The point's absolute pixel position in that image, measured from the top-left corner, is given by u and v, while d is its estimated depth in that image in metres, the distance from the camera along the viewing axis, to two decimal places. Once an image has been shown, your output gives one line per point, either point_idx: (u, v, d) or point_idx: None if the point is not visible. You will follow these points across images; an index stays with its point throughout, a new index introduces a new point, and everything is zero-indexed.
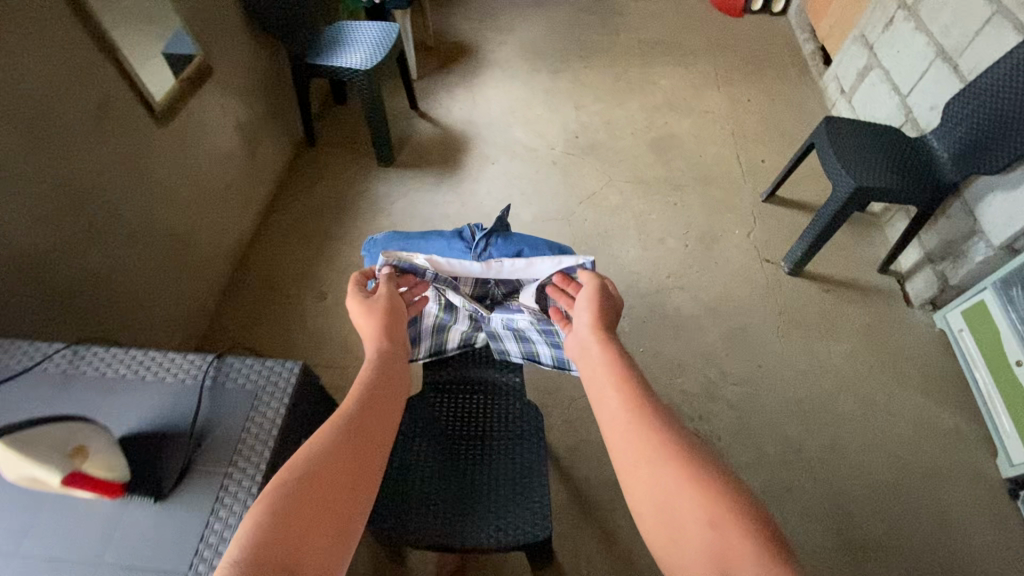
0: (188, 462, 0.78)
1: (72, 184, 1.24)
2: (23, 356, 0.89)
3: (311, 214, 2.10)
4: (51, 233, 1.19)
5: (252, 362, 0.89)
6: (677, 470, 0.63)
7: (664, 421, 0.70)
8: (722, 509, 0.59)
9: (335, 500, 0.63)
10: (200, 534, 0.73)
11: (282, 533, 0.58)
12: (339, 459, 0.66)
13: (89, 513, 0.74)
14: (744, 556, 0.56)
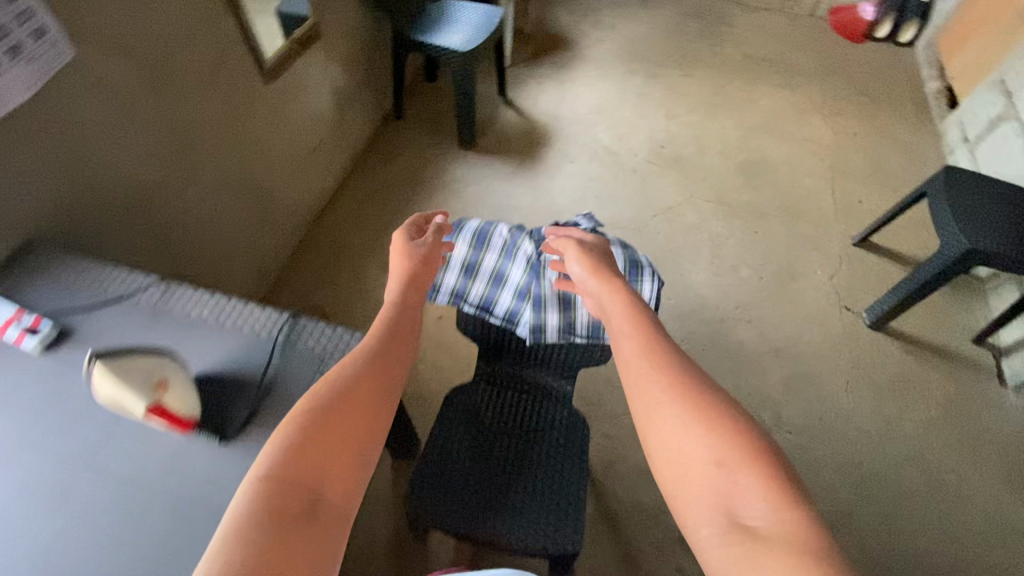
0: (253, 409, 0.81)
1: (182, 126, 1.31)
2: (122, 284, 0.96)
3: (387, 186, 2.14)
4: (159, 168, 1.27)
5: (325, 326, 0.92)
6: (687, 412, 0.65)
7: (680, 368, 0.71)
8: (734, 449, 0.61)
9: (351, 432, 0.64)
10: None
11: (299, 461, 0.59)
12: (359, 391, 0.67)
13: (156, 446, 0.78)
14: (746, 487, 0.58)
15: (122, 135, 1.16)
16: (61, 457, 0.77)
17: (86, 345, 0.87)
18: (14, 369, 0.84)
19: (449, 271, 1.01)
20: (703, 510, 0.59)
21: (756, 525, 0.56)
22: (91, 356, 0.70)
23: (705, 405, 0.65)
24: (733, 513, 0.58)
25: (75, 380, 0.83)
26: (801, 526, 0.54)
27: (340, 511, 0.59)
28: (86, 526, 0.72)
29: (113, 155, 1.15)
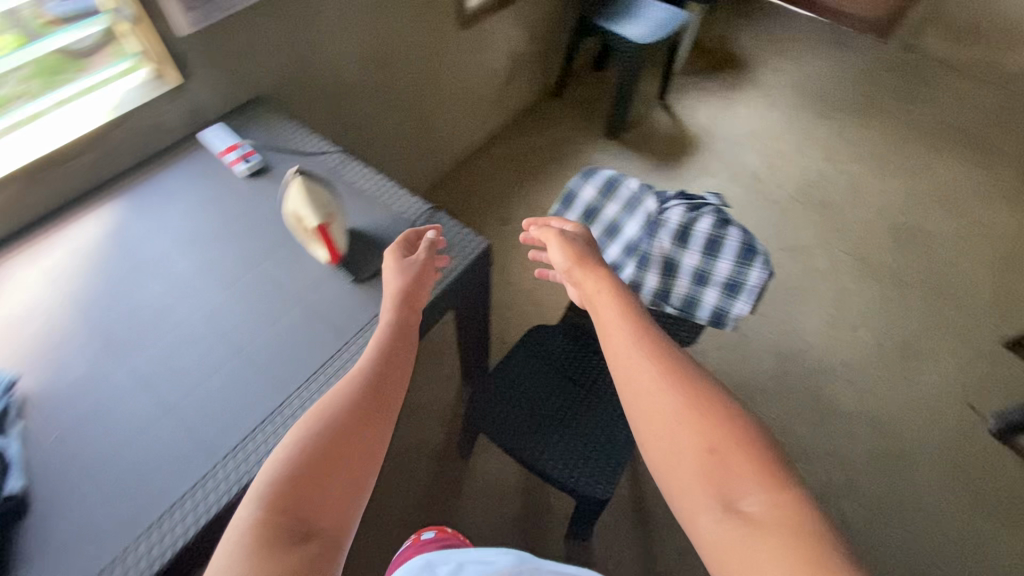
0: (383, 267, 0.97)
1: (387, 48, 1.51)
2: (312, 145, 1.16)
3: (528, 152, 2.27)
4: (360, 78, 1.48)
5: (455, 224, 1.06)
6: (683, 405, 0.64)
7: (668, 363, 0.68)
8: (727, 439, 0.60)
9: (349, 451, 0.64)
10: (366, 323, 0.91)
11: (292, 488, 0.59)
12: (343, 412, 0.67)
13: (307, 270, 0.96)
14: (742, 476, 0.58)
15: (343, 42, 1.37)
16: (241, 253, 0.98)
17: (277, 182, 1.08)
18: (225, 184, 1.08)
19: (572, 212, 1.07)
20: (695, 496, 0.58)
21: (753, 511, 0.55)
22: (292, 174, 0.91)
23: (705, 399, 0.64)
24: (729, 500, 0.57)
25: (264, 204, 1.05)
26: (796, 508, 0.55)
27: (336, 532, 0.58)
28: (245, 307, 0.92)
29: (332, 56, 1.36)
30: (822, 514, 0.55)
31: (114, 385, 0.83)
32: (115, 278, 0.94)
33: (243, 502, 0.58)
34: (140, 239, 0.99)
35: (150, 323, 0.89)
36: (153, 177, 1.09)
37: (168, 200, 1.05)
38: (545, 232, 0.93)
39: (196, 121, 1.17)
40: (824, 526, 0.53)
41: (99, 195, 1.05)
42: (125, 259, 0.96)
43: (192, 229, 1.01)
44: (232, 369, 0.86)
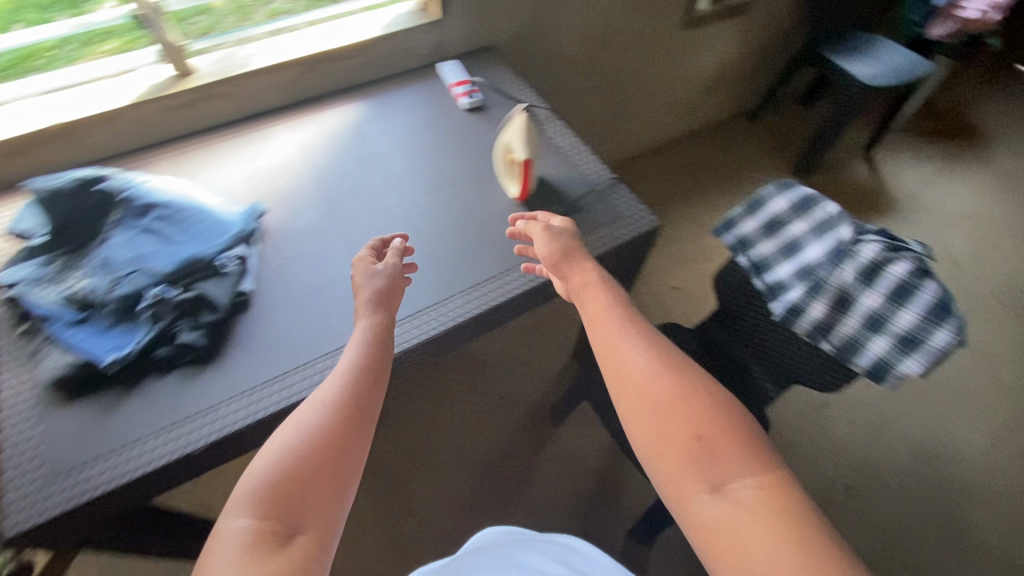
0: (557, 217, 1.04)
1: (610, 31, 1.57)
2: (526, 96, 1.27)
3: (709, 160, 2.15)
4: (577, 52, 1.57)
5: (633, 199, 1.07)
6: (670, 398, 0.63)
7: (654, 358, 0.68)
8: (713, 428, 0.61)
9: (340, 452, 0.62)
10: (530, 259, 0.99)
11: (275, 491, 0.57)
12: (324, 418, 0.64)
13: (495, 202, 1.07)
14: (727, 459, 0.59)
15: (576, 16, 1.46)
16: (445, 171, 1.12)
17: (489, 121, 1.21)
18: (447, 112, 1.23)
19: (753, 220, 1.07)
20: (685, 481, 0.59)
21: (749, 488, 0.57)
22: (519, 108, 0.96)
23: (692, 398, 0.63)
24: (715, 484, 0.58)
25: (474, 136, 1.18)
26: (776, 487, 0.57)
27: (319, 536, 0.57)
28: (438, 215, 1.06)
29: (562, 25, 1.46)
30: (802, 492, 0.57)
31: (327, 242, 1.01)
32: (348, 161, 1.13)
33: (222, 511, 0.56)
34: (373, 137, 1.17)
35: (364, 204, 1.07)
36: (394, 90, 1.27)
37: (401, 112, 1.23)
38: (528, 224, 0.92)
39: (438, 54, 1.33)
40: (806, 505, 0.55)
41: (352, 94, 1.26)
42: (359, 149, 1.15)
43: (414, 140, 1.17)
44: (414, 259, 1.00)
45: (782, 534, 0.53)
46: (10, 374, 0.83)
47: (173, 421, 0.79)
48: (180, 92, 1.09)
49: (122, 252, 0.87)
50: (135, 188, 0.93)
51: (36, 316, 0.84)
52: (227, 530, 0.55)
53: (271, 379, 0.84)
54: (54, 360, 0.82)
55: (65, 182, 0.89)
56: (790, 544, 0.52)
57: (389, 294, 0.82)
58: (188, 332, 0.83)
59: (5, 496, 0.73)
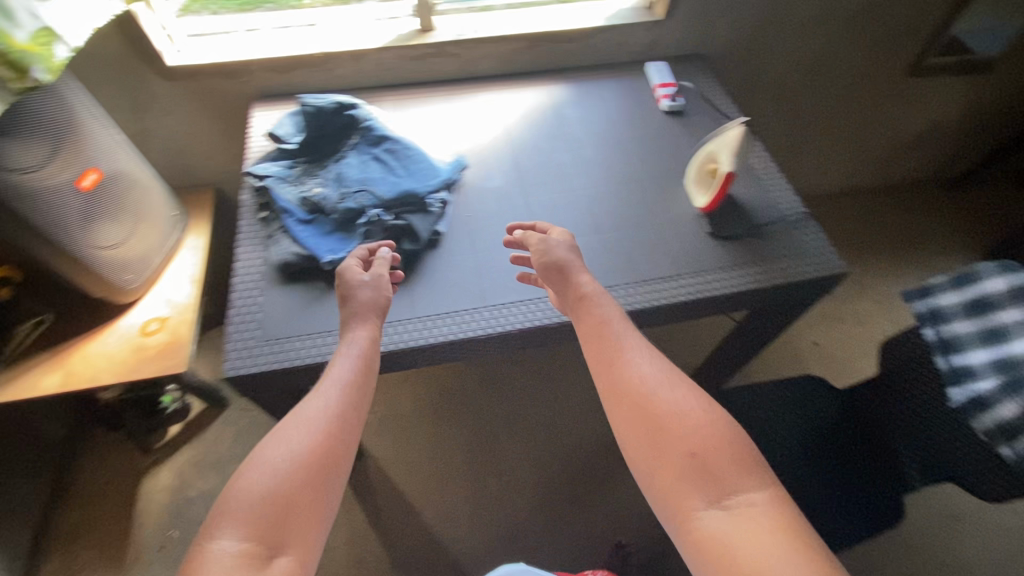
0: (738, 236, 1.03)
1: (823, 63, 1.49)
2: (727, 110, 1.25)
3: (892, 220, 1.94)
4: (782, 78, 1.51)
5: (823, 237, 1.03)
6: (669, 416, 0.69)
7: (642, 386, 0.73)
8: (710, 447, 0.66)
9: (324, 479, 0.68)
10: (703, 271, 0.99)
11: (262, 517, 0.63)
12: (309, 443, 0.70)
13: (675, 206, 1.08)
14: (723, 471, 0.64)
15: (793, 41, 1.41)
16: (632, 166, 1.15)
17: (684, 128, 1.22)
18: (645, 111, 1.25)
19: (958, 295, 0.97)
20: (683, 497, 0.64)
21: (745, 500, 0.62)
22: (741, 119, 0.93)
23: (689, 421, 0.69)
24: (714, 496, 0.63)
25: (665, 139, 1.20)
26: (769, 501, 0.62)
27: (300, 554, 0.63)
28: (617, 204, 1.09)
29: (775, 49, 1.42)
30: (793, 507, 0.62)
31: (513, 206, 1.08)
32: (543, 137, 1.20)
33: (208, 532, 0.61)
34: (570, 121, 1.23)
35: (551, 180, 1.13)
36: (597, 80, 1.32)
37: (601, 102, 1.27)
38: (527, 232, 0.94)
39: (647, 53, 1.36)
40: (797, 518, 0.61)
41: (557, 75, 1.32)
42: (555, 129, 1.22)
43: (607, 131, 1.21)
44: (590, 241, 1.04)
45: (779, 542, 0.58)
46: (248, 249, 0.99)
47: None
48: (419, 45, 1.21)
49: (354, 172, 1.01)
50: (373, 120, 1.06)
51: (278, 208, 0.99)
52: (218, 545, 0.60)
53: (447, 314, 0.93)
54: (284, 246, 0.96)
55: (325, 103, 1.04)
56: (791, 547, 0.57)
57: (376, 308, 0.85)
58: (390, 253, 0.95)
59: (230, 344, 0.88)
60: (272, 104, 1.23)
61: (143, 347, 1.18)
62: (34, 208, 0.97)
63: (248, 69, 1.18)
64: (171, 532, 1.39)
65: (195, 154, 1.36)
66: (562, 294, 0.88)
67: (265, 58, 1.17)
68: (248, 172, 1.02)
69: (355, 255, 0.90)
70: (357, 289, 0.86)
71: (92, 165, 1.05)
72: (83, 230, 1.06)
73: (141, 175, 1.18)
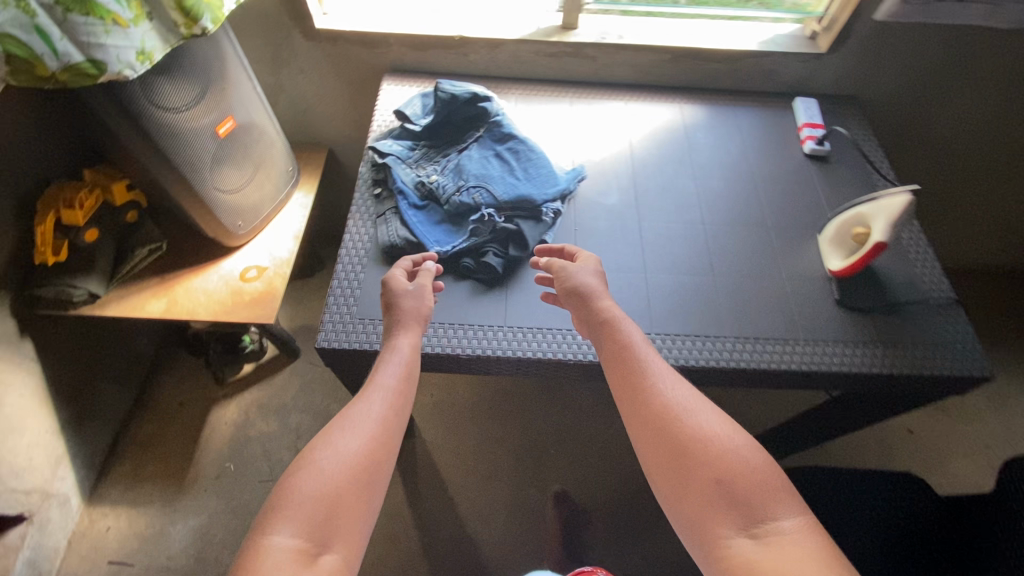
0: (866, 311, 0.93)
1: (1003, 130, 1.30)
2: (880, 164, 1.12)
3: None
4: (951, 138, 1.32)
5: (967, 331, 0.91)
6: (694, 442, 0.65)
7: (666, 411, 0.69)
8: (739, 473, 0.62)
9: (368, 473, 0.67)
10: (821, 340, 0.91)
11: (312, 512, 0.61)
12: (355, 442, 0.68)
13: (801, 263, 0.99)
14: (756, 497, 0.60)
15: (973, 100, 1.23)
16: (759, 208, 1.07)
17: (825, 177, 1.11)
18: (784, 150, 1.15)
19: None
20: (713, 522, 0.60)
21: (780, 527, 0.58)
22: (913, 188, 0.80)
23: (714, 446, 0.64)
24: (746, 523, 0.59)
25: (801, 185, 1.10)
26: (809, 532, 0.57)
27: (348, 553, 0.61)
28: (735, 248, 1.02)
29: (950, 106, 1.25)
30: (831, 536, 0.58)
31: (624, 228, 1.03)
32: (666, 160, 1.14)
33: (261, 529, 0.59)
34: (699, 147, 1.16)
35: (669, 207, 1.07)
36: (736, 107, 1.23)
37: (735, 132, 1.19)
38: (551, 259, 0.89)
39: (797, 87, 1.24)
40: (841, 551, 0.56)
41: (693, 95, 1.24)
42: (682, 154, 1.15)
43: (738, 166, 1.13)
44: (700, 282, 0.97)
45: (817, 569, 0.53)
46: (358, 224, 1.00)
47: (456, 323, 0.90)
48: (558, 42, 1.17)
49: (473, 165, 0.98)
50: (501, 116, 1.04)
51: (395, 189, 1.00)
52: (273, 539, 0.58)
53: (539, 329, 0.90)
54: (393, 228, 0.97)
55: (457, 91, 1.02)
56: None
57: (421, 310, 0.85)
58: (494, 256, 0.92)
59: (326, 315, 0.90)
60: (401, 79, 1.23)
61: (239, 292, 1.23)
62: (174, 147, 1.01)
63: (387, 41, 1.19)
64: (228, 465, 1.46)
65: (319, 115, 1.39)
66: (586, 320, 0.83)
67: (406, 33, 1.17)
68: (372, 147, 1.04)
69: (398, 271, 0.89)
70: (405, 298, 0.85)
71: (228, 113, 1.09)
72: (209, 173, 1.11)
73: (268, 128, 1.22)
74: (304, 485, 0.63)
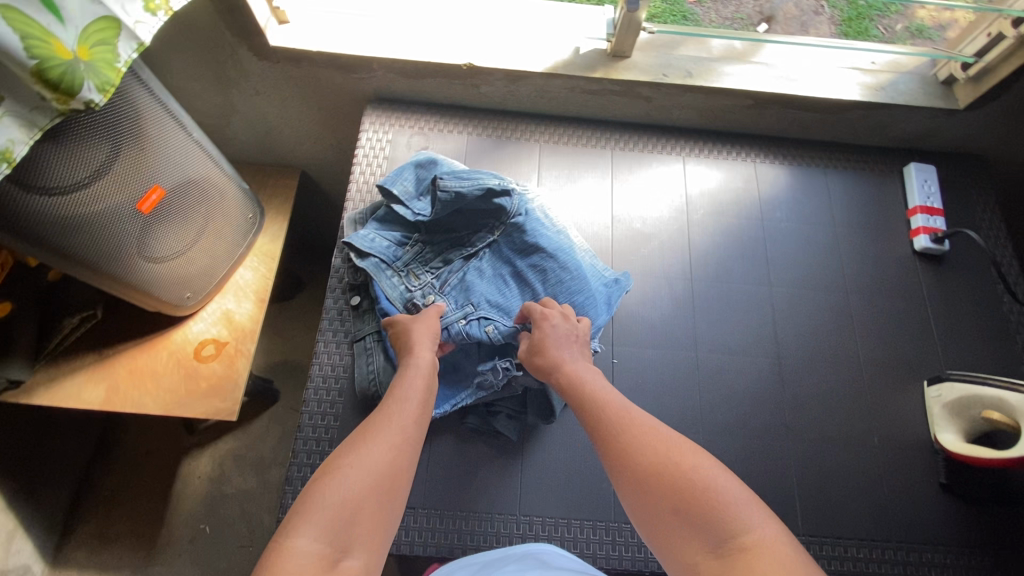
0: (981, 503, 0.73)
1: None
2: (1012, 276, 0.86)
3: None
4: None
5: None
6: (640, 463, 0.52)
7: (613, 441, 0.56)
8: (687, 489, 0.49)
9: (393, 483, 0.51)
10: (918, 541, 0.72)
11: (334, 518, 0.46)
12: (379, 443, 0.53)
13: (899, 425, 0.77)
14: (712, 505, 0.47)
15: None
16: (848, 331, 0.83)
17: (937, 287, 0.86)
18: (887, 241, 0.89)
19: None
20: (683, 552, 0.47)
21: (747, 542, 0.44)
22: None
23: (659, 465, 0.51)
24: (712, 545, 0.45)
25: (907, 299, 0.85)
26: (775, 544, 0.44)
27: (372, 565, 0.46)
28: (815, 390, 0.80)
29: None
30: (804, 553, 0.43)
31: (674, 359, 0.81)
32: (733, 251, 0.87)
33: (277, 534, 0.44)
34: (778, 233, 0.88)
35: (732, 328, 0.83)
36: (827, 169, 0.93)
37: (823, 208, 0.91)
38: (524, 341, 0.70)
39: (911, 143, 0.95)
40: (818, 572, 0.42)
41: (775, 149, 0.95)
42: (754, 244, 0.88)
43: (826, 266, 0.87)
44: (770, 447, 0.76)
45: None
46: (329, 348, 0.77)
47: (455, 509, 0.70)
48: (603, 79, 0.86)
49: (485, 289, 0.76)
50: (525, 217, 0.78)
51: (378, 309, 0.75)
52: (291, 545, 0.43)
53: (560, 520, 0.71)
54: (374, 367, 0.73)
55: (467, 182, 0.76)
56: None
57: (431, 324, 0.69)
58: (507, 420, 0.73)
59: (287, 491, 0.69)
60: (389, 115, 0.93)
61: (192, 373, 1.03)
62: (78, 241, 0.75)
63: (370, 66, 0.87)
64: (203, 525, 1.29)
65: (284, 138, 1.09)
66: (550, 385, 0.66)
67: (394, 59, 0.85)
68: (346, 240, 0.77)
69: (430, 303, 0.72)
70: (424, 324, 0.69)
71: (154, 184, 0.81)
72: (139, 257, 0.85)
73: (217, 180, 0.94)
74: (326, 486, 0.48)
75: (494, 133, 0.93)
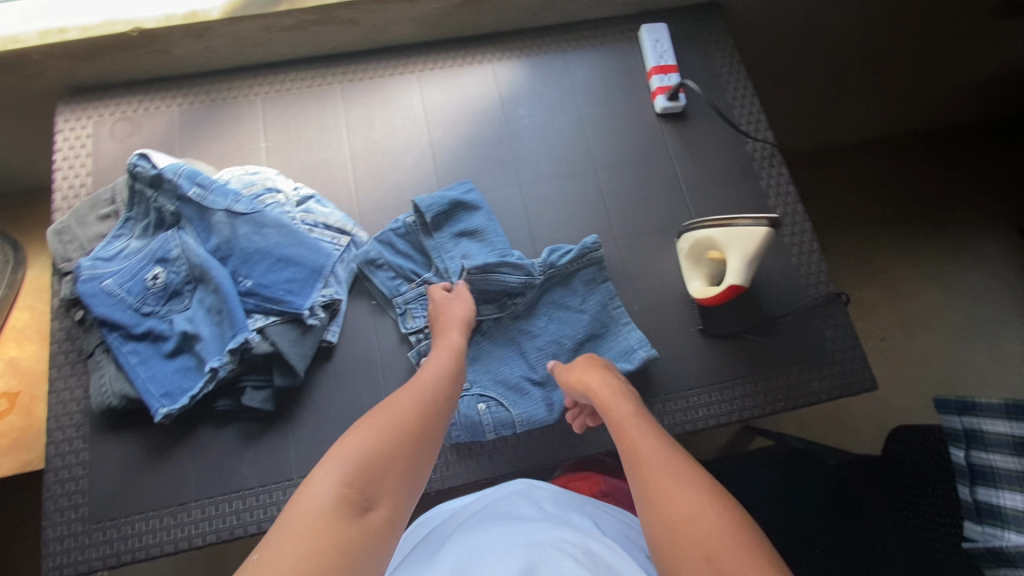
0: (741, 335, 0.77)
1: (921, 32, 1.00)
2: (750, 118, 0.87)
3: None
4: (854, 53, 1.03)
5: (850, 336, 0.78)
6: (694, 492, 0.50)
7: (665, 457, 0.53)
8: (729, 546, 0.45)
9: (415, 437, 0.54)
10: (688, 389, 0.75)
11: (357, 468, 0.50)
12: (409, 406, 0.56)
13: (659, 289, 0.79)
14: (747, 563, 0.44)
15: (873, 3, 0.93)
16: (604, 210, 0.83)
17: (683, 145, 0.86)
18: (631, 111, 0.88)
19: None
20: None
21: None
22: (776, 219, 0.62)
23: (709, 504, 0.49)
24: None
25: (656, 165, 0.85)
26: None
27: (396, 513, 0.50)
28: None
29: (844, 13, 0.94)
30: None
31: None
32: (483, 160, 0.85)
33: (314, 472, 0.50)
34: (522, 130, 0.86)
35: None
36: (563, 53, 0.91)
37: (568, 93, 0.89)
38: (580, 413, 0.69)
39: (642, 6, 0.92)
40: None
41: (510, 44, 0.91)
42: (501, 146, 0.85)
43: (577, 150, 0.86)
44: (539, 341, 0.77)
45: None
46: (64, 372, 0.72)
47: (227, 492, 0.68)
48: (291, 11, 0.79)
49: (492, 367, 0.73)
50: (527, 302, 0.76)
51: (93, 318, 0.69)
52: (315, 494, 0.48)
53: None
54: (107, 379, 0.69)
55: (447, 261, 0.75)
56: None
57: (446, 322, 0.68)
58: (254, 392, 0.69)
59: (46, 526, 0.67)
60: (85, 106, 0.84)
61: None
62: None
63: (32, 58, 0.77)
64: None
65: (9, 160, 0.98)
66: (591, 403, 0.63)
67: (51, 44, 0.76)
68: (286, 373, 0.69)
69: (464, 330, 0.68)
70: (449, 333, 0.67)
71: None
72: None
73: None
74: (365, 438, 0.52)
75: (207, 97, 0.85)
